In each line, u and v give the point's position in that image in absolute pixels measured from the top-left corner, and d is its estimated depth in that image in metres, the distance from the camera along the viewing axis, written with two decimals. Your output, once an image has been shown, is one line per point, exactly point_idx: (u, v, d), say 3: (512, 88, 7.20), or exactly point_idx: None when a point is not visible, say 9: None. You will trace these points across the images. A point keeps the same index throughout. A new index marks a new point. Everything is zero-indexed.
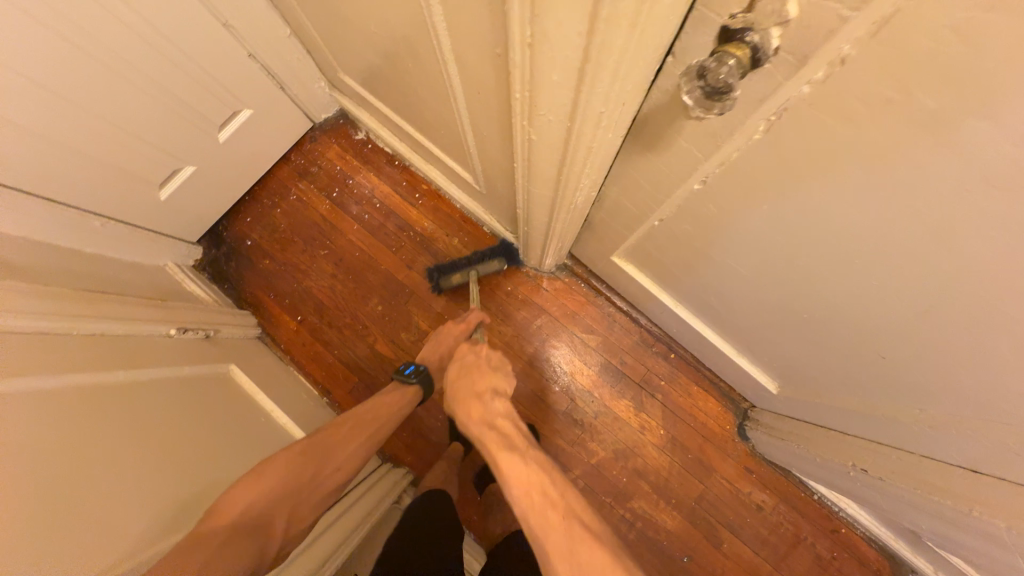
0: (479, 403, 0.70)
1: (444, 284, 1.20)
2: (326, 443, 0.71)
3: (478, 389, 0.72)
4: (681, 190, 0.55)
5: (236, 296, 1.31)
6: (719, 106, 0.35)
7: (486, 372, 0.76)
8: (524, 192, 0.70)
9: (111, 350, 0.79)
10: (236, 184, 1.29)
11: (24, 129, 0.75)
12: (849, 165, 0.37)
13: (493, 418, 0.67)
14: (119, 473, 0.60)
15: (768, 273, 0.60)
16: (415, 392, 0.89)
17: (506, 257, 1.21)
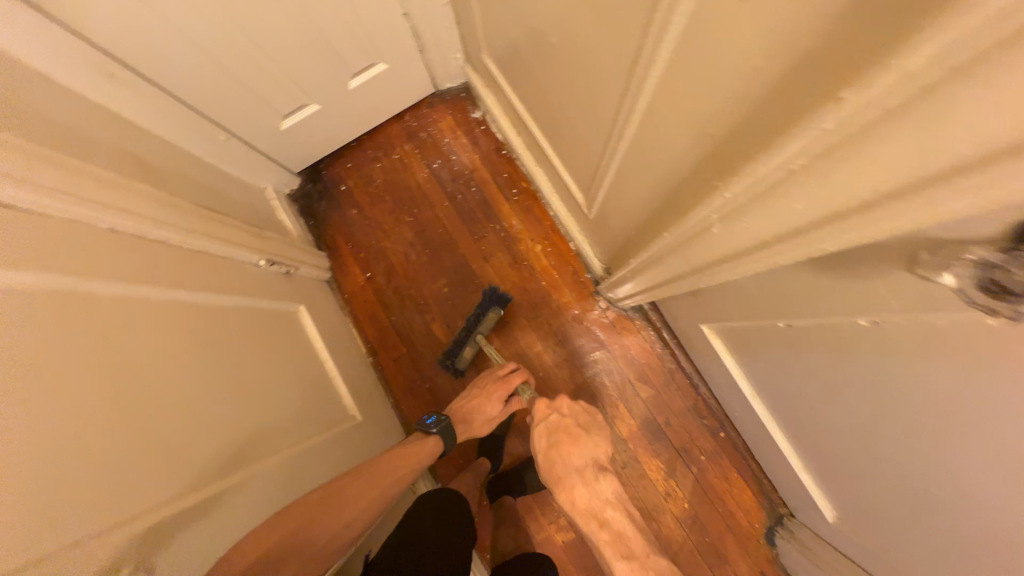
0: (585, 487, 0.71)
1: (459, 364, 1.16)
2: (318, 504, 0.66)
3: (577, 464, 0.74)
4: (841, 318, 0.50)
5: (317, 235, 1.35)
6: (1009, 306, 0.29)
7: (579, 440, 0.77)
8: (650, 251, 0.65)
9: (210, 269, 0.82)
10: (348, 130, 1.30)
11: (185, 36, 0.77)
12: None
13: (602, 510, 0.68)
14: (198, 401, 0.64)
15: (898, 428, 0.54)
16: (433, 442, 0.89)
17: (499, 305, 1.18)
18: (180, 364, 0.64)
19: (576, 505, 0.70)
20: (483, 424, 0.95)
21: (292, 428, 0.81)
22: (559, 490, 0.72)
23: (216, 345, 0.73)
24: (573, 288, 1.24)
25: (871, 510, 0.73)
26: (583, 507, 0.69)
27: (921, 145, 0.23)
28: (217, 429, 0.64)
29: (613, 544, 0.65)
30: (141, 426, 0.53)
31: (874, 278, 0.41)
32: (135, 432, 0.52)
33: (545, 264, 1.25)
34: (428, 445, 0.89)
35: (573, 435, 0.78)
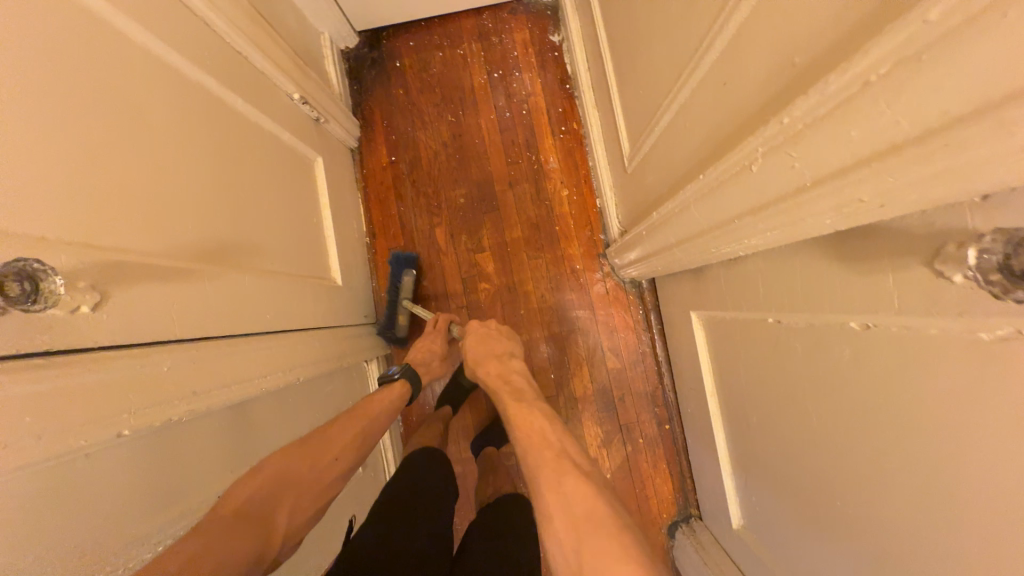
0: (499, 362, 0.90)
1: (398, 331, 1.18)
2: (315, 439, 0.71)
3: (498, 351, 0.93)
4: (834, 317, 0.49)
5: (356, 102, 1.31)
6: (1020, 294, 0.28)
7: (499, 336, 0.97)
8: (677, 205, 0.63)
9: (244, 76, 0.80)
10: (423, 5, 1.24)
11: None
12: None
13: (508, 374, 0.87)
14: (195, 185, 0.63)
15: (837, 445, 0.54)
16: (400, 385, 0.91)
17: (410, 265, 1.18)
18: (188, 142, 0.63)
19: (491, 372, 0.88)
20: (440, 365, 1.04)
21: (274, 258, 0.82)
22: (481, 364, 0.90)
23: (226, 146, 0.72)
24: (583, 243, 1.22)
25: (776, 526, 0.74)
26: (494, 373, 0.87)
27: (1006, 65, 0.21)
28: (205, 219, 0.64)
29: (513, 396, 0.80)
30: (133, 177, 0.53)
31: (891, 274, 0.39)
32: (125, 177, 0.52)
33: (565, 210, 1.23)
34: (397, 388, 0.91)
35: (495, 333, 0.98)
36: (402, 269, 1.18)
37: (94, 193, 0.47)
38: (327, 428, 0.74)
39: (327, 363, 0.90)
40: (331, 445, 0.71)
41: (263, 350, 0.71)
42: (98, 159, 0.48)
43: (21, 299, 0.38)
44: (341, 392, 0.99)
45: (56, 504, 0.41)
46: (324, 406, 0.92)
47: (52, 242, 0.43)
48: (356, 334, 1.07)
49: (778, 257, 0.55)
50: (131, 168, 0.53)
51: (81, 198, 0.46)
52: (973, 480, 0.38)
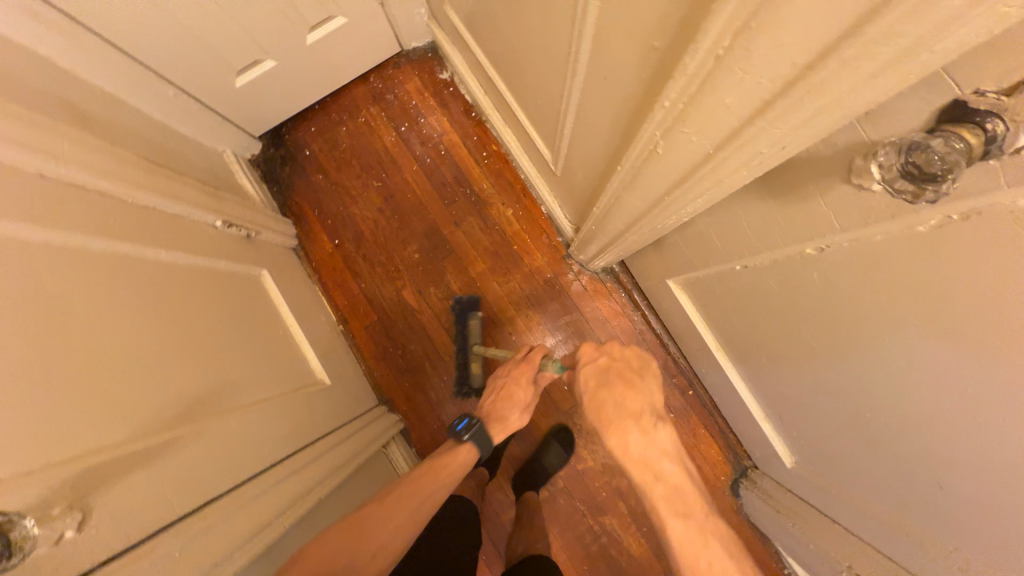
0: (646, 437, 0.76)
1: (474, 382, 1.14)
2: (371, 514, 0.65)
3: (632, 409, 0.79)
4: (791, 249, 0.50)
5: (282, 202, 1.31)
6: (933, 191, 0.28)
7: (631, 384, 0.83)
8: (610, 196, 0.65)
9: (159, 227, 0.79)
10: (311, 91, 1.25)
11: None
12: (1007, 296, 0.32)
13: (657, 467, 0.74)
14: (146, 356, 0.62)
15: (843, 362, 0.55)
16: (465, 450, 0.80)
17: (474, 308, 1.17)
18: (126, 318, 0.62)
19: (631, 456, 0.76)
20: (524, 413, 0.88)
21: (253, 388, 0.80)
22: (608, 426, 0.78)
23: (167, 302, 0.71)
24: (545, 252, 1.23)
25: (825, 452, 0.74)
26: (632, 455, 0.75)
27: (819, 14, 0.22)
28: (167, 385, 0.62)
29: (670, 507, 0.72)
30: (79, 377, 0.51)
31: (819, 200, 0.41)
32: (71, 381, 0.50)
33: (516, 228, 1.24)
34: (463, 454, 0.80)
35: (628, 377, 0.84)
36: (466, 315, 1.16)
37: (36, 413, 0.45)
38: (404, 488, 0.71)
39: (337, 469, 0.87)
40: (381, 528, 0.63)
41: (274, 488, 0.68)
42: (34, 376, 0.46)
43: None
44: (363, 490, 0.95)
45: None
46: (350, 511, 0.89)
47: (8, 482, 0.40)
48: (361, 424, 1.04)
49: (721, 211, 0.56)
50: (71, 370, 0.50)
51: (23, 426, 0.43)
52: (965, 356, 0.39)
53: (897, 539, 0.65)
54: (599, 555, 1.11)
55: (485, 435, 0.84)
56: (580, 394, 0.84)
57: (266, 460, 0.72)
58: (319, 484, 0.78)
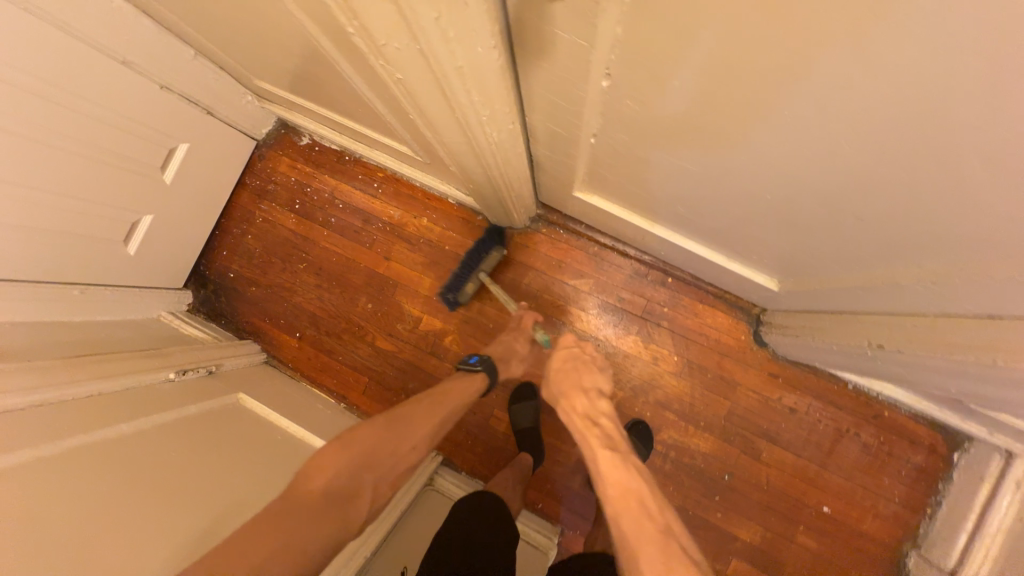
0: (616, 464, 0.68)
1: (461, 297, 1.15)
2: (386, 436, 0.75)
3: (618, 451, 0.70)
4: (592, 92, 0.49)
5: (234, 328, 1.34)
6: None
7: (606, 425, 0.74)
8: (445, 147, 0.65)
9: (110, 407, 0.82)
10: (202, 220, 1.29)
11: None
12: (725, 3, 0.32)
13: (636, 493, 0.64)
14: (126, 523, 0.63)
15: (717, 160, 0.54)
16: (480, 379, 0.93)
17: (501, 242, 1.17)
18: (100, 495, 0.64)
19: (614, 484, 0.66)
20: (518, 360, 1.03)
21: (266, 497, 0.81)
22: (564, 398, 0.80)
23: (146, 463, 0.73)
24: (475, 236, 1.23)
25: (786, 255, 0.72)
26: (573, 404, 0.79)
27: None
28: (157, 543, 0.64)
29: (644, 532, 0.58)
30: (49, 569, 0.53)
31: (559, 30, 0.40)
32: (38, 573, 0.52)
33: (437, 230, 1.25)
34: (474, 381, 0.93)
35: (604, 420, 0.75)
36: (490, 244, 1.14)
37: None
38: (406, 411, 0.81)
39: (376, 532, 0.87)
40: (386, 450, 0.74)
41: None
42: None
43: None
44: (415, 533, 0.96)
45: None
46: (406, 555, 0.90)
47: None
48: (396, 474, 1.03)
49: (533, 98, 0.57)
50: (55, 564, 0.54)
51: None
52: (760, 82, 0.38)
53: (875, 294, 0.63)
54: (676, 470, 1.09)
55: (495, 370, 0.96)
56: (549, 381, 0.85)
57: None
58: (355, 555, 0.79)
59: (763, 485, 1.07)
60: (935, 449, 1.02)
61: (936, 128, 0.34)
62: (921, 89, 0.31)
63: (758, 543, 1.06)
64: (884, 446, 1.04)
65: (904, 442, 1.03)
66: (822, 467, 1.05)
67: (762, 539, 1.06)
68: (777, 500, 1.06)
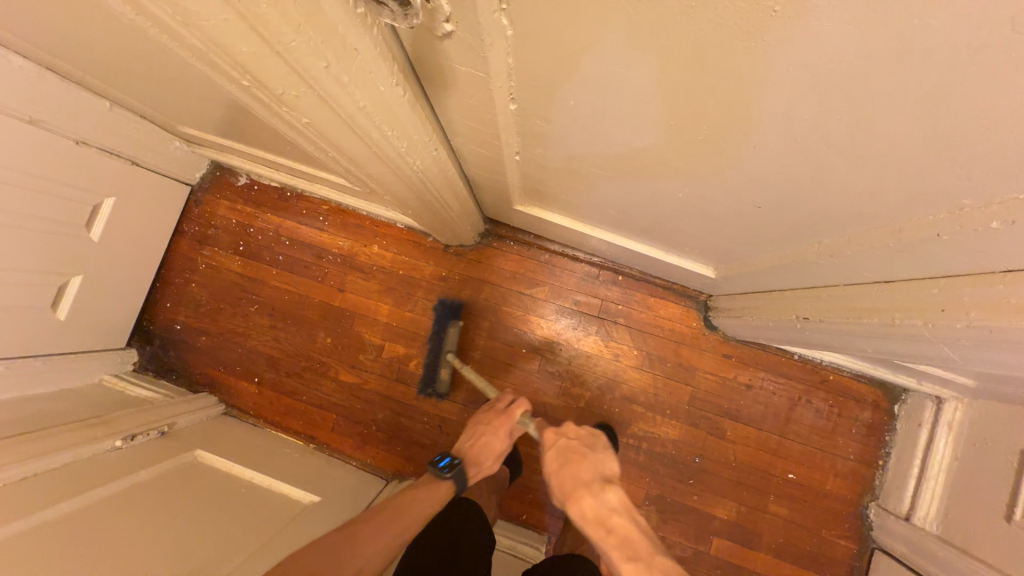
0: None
1: (440, 387, 1.14)
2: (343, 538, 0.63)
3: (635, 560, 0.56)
4: (502, 115, 0.52)
5: (187, 382, 1.28)
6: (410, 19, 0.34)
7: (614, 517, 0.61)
8: (374, 178, 0.66)
9: (48, 487, 0.76)
10: (139, 274, 1.24)
11: None
12: (588, 34, 0.35)
13: None
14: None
15: (630, 165, 0.57)
16: (448, 488, 0.77)
17: (456, 317, 1.17)
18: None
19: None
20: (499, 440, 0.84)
21: (233, 551, 0.77)
22: (572, 502, 0.63)
23: (89, 545, 0.68)
24: (429, 257, 1.24)
25: (712, 244, 0.77)
26: (589, 518, 0.61)
27: None
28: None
29: None
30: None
31: (454, 64, 0.43)
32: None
33: (389, 256, 1.25)
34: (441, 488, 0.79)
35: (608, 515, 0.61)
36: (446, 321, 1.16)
37: None
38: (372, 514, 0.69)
39: None
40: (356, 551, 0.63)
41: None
42: None
43: None
44: None
45: None
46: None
47: None
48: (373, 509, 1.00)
49: (453, 125, 0.59)
50: None
51: None
52: (641, 97, 0.42)
53: (792, 271, 0.69)
54: (650, 460, 1.13)
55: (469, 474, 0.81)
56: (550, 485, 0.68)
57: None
58: None
59: (731, 462, 1.11)
60: (878, 404, 1.09)
61: (798, 118, 0.38)
62: (775, 87, 0.35)
63: (735, 518, 1.10)
64: (834, 408, 1.10)
65: (850, 402, 1.10)
66: (782, 436, 1.11)
67: (738, 514, 1.10)
68: (746, 474, 1.11)
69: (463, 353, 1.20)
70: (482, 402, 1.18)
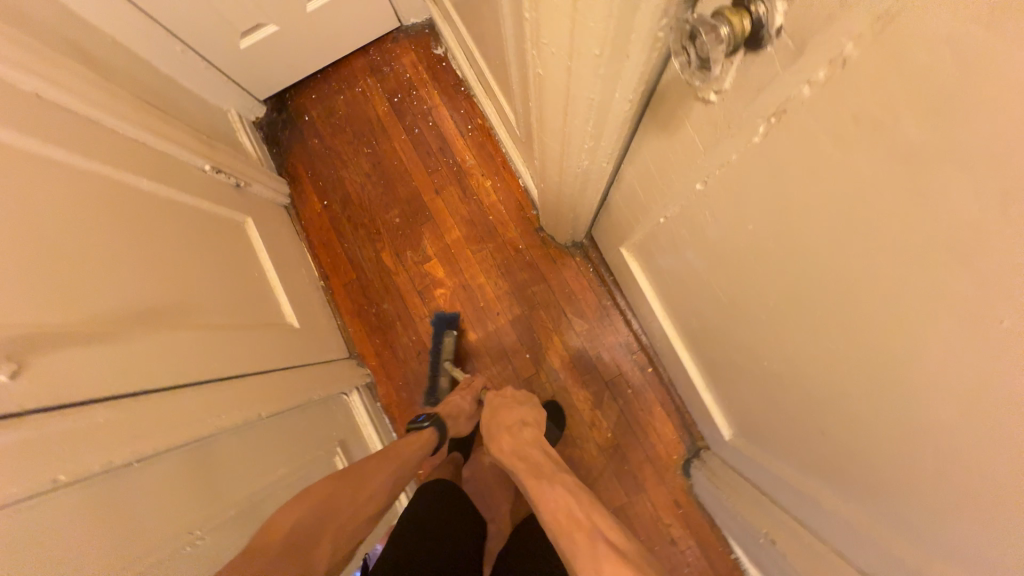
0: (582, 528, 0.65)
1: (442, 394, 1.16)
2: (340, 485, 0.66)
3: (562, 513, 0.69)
4: (683, 184, 0.52)
5: (279, 162, 1.39)
6: (700, 79, 0.31)
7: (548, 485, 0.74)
8: (541, 143, 0.67)
9: (145, 158, 0.85)
10: (313, 59, 1.33)
11: None
12: (817, 195, 0.34)
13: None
14: (81, 250, 0.63)
15: (747, 304, 0.56)
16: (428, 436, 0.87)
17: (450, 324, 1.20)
18: (70, 211, 0.64)
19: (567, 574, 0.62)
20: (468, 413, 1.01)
21: (217, 312, 0.86)
22: (496, 442, 0.88)
23: (135, 222, 0.75)
24: (520, 224, 1.26)
25: (752, 418, 0.74)
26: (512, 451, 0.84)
27: None
28: (87, 282, 0.61)
29: None
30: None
31: (688, 121, 0.43)
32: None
33: (493, 198, 1.28)
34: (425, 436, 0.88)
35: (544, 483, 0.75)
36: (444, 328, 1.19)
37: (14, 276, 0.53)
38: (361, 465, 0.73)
39: (299, 398, 0.91)
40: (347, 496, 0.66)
41: (195, 399, 0.67)
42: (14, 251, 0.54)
43: None
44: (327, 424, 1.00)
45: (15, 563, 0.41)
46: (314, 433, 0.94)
47: None
48: (325, 370, 1.08)
49: (637, 157, 0.59)
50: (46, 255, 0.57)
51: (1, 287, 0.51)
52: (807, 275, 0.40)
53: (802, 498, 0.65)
54: None
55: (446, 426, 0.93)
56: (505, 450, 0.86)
57: (183, 377, 0.69)
58: (281, 407, 0.85)
59: None
60: None
61: (916, 408, 0.36)
62: (927, 373, 0.33)
63: None
64: None
65: None
66: None
67: None
68: None
69: (482, 318, 1.23)
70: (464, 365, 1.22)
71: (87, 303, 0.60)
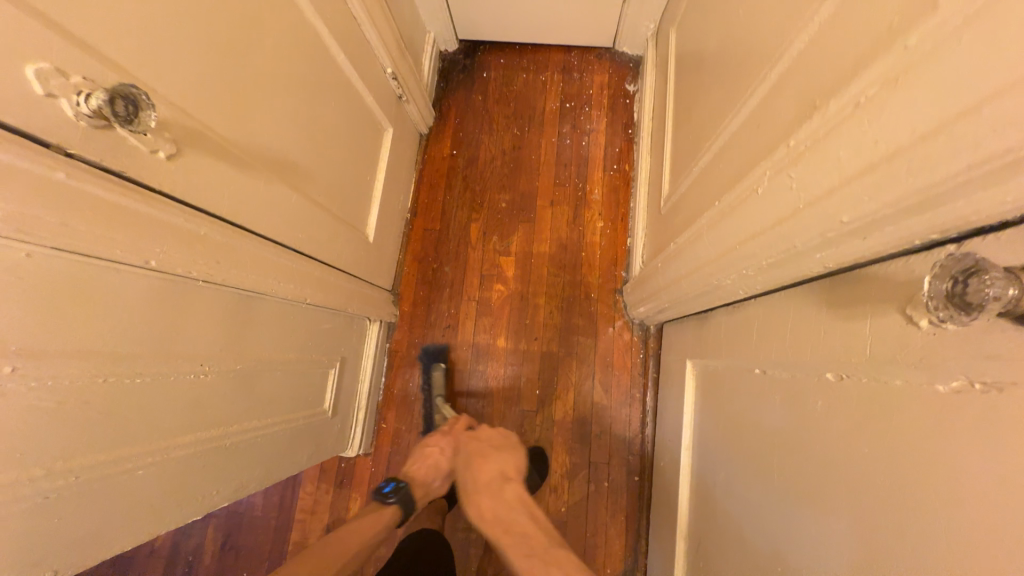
0: None
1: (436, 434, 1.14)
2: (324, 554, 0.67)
3: None
4: (813, 361, 0.49)
5: (439, 96, 1.43)
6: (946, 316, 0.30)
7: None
8: (697, 235, 0.66)
9: (352, 38, 0.89)
10: (524, 31, 1.37)
11: None
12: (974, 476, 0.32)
13: None
14: (268, 86, 0.67)
15: (787, 506, 0.52)
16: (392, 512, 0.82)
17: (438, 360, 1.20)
18: (278, 47, 0.68)
19: None
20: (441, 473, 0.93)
21: (326, 192, 0.89)
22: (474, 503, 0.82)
23: (317, 83, 0.80)
24: (604, 276, 1.25)
25: None
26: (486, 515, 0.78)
27: None
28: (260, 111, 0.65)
29: None
30: (214, 30, 0.55)
31: (873, 321, 0.41)
32: (211, 21, 0.54)
33: (596, 239, 1.27)
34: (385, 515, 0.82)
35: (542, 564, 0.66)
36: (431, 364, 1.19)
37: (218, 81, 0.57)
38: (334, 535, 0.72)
39: (337, 307, 0.94)
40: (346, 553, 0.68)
41: (273, 256, 0.71)
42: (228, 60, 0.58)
43: (123, 119, 0.42)
44: (344, 340, 1.03)
45: (74, 307, 0.44)
46: (331, 342, 0.97)
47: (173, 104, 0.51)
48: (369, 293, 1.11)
49: (780, 307, 0.57)
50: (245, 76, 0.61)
51: (203, 87, 0.55)
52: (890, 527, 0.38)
53: None
54: (460, 543, 1.12)
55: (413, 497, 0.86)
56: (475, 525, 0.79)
57: (276, 231, 0.72)
58: (321, 304, 0.88)
59: None
60: None
61: None
62: None
63: None
64: None
65: None
66: None
67: None
68: None
69: (521, 334, 1.23)
70: (479, 364, 1.22)
71: (249, 131, 0.64)
